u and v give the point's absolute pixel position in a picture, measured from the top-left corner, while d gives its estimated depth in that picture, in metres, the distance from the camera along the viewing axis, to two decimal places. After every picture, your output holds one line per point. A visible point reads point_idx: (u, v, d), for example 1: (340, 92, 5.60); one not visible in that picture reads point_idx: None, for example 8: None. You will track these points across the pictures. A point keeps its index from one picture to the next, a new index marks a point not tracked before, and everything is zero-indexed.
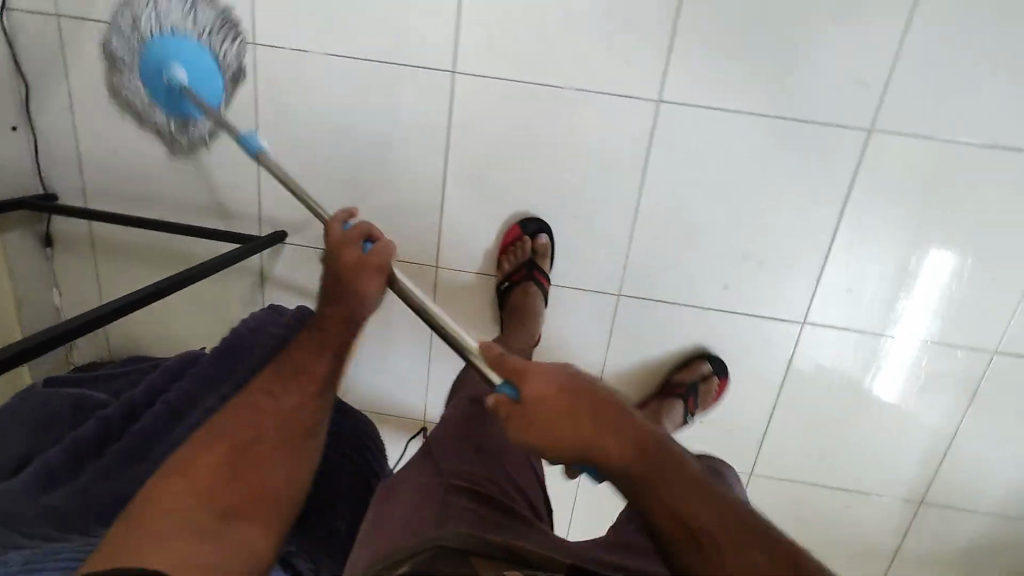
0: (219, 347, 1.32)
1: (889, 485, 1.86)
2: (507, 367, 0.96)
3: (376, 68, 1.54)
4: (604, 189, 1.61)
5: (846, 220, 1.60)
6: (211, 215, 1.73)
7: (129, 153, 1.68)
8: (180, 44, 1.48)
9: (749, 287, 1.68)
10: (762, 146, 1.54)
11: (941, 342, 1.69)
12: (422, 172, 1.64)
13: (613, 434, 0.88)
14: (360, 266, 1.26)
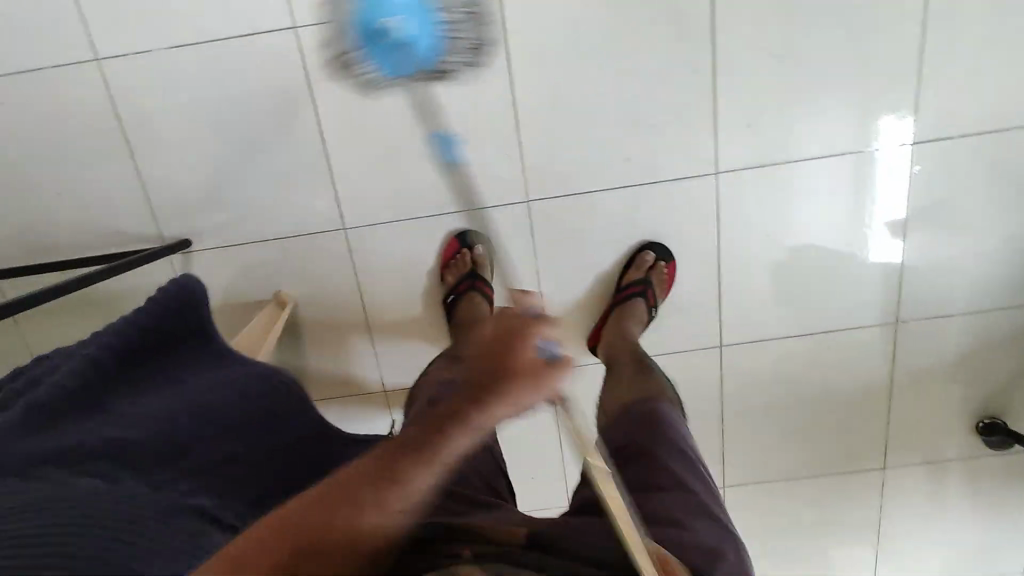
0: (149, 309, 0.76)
1: None
2: (516, 341, 0.56)
3: None
4: (748, 247, 1.15)
5: (992, 314, 1.19)
6: (136, 214, 1.11)
7: (95, 232, 1.12)
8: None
9: (903, 373, 1.23)
10: (952, 227, 1.13)
11: None
12: (488, 200, 1.10)
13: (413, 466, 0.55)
14: (531, 380, 0.56)
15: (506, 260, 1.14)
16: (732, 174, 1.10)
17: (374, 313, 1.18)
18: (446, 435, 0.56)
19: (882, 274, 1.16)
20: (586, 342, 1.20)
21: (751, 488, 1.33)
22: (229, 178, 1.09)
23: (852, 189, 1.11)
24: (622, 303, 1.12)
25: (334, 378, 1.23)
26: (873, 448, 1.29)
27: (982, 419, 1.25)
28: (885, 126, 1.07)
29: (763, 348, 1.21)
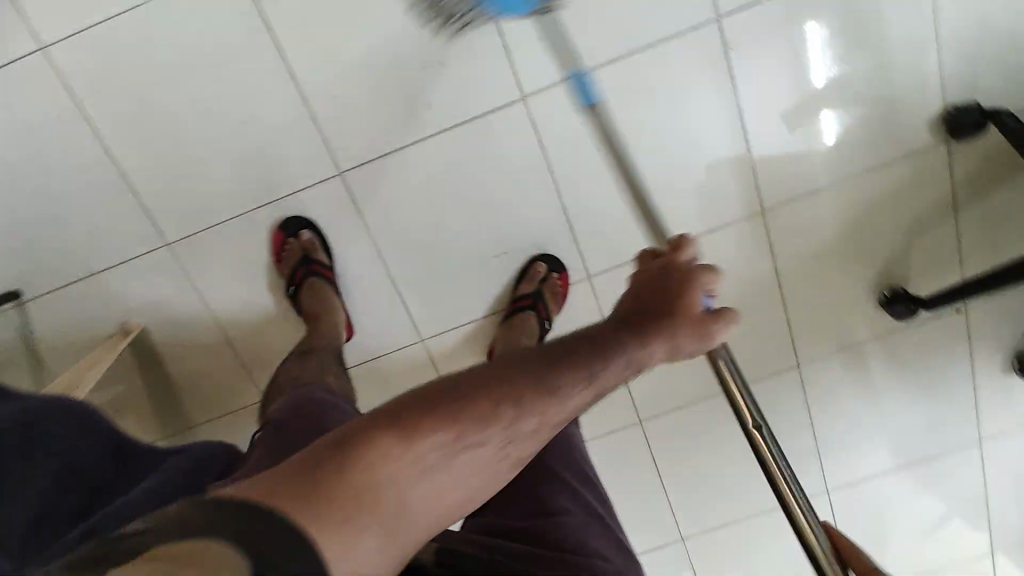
0: None
1: (979, 498, 1.31)
2: (669, 301, 0.68)
3: (213, 38, 0.98)
4: (584, 166, 1.08)
5: (860, 176, 1.11)
6: None
7: None
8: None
9: (788, 260, 1.16)
10: (788, 95, 1.07)
11: (1006, 372, 1.23)
12: (302, 179, 1.06)
13: (467, 420, 0.54)
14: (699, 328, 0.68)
15: (341, 237, 1.10)
16: (542, 95, 1.04)
17: (227, 323, 1.14)
18: (447, 399, 0.54)
19: (729, 163, 1.10)
20: (483, 352, 1.18)
21: (668, 417, 1.26)
22: (35, 219, 1.06)
23: (672, 80, 1.05)
24: (513, 314, 1.11)
25: (206, 397, 1.20)
26: (781, 347, 1.22)
27: (884, 291, 1.17)
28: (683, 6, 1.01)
29: (633, 268, 1.15)
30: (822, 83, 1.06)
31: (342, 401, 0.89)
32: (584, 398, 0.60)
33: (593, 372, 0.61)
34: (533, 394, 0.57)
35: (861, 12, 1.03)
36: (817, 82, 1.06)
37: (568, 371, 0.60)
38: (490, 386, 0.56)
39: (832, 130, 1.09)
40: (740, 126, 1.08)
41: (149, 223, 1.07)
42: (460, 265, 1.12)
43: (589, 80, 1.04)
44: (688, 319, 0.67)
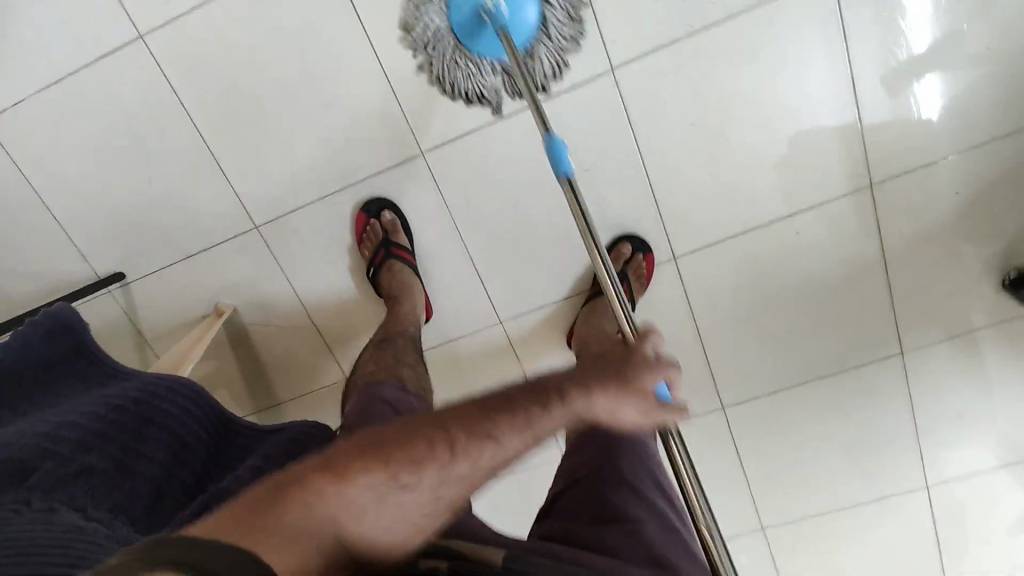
0: (31, 327, 0.78)
1: None
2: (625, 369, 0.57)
3: (298, 21, 0.97)
4: (673, 142, 1.02)
5: (986, 144, 1.00)
6: (71, 259, 1.15)
7: (38, 287, 1.18)
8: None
9: (896, 240, 1.07)
10: (907, 56, 0.96)
11: None
12: (383, 161, 1.05)
13: (411, 448, 0.53)
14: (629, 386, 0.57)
15: (422, 219, 1.10)
16: (633, 65, 0.98)
17: (311, 302, 1.17)
18: (501, 436, 0.55)
19: (836, 134, 1.01)
20: (562, 334, 1.15)
21: (753, 405, 1.20)
22: (136, 204, 1.11)
23: (774, 43, 0.96)
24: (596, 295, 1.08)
25: (292, 375, 1.24)
26: (882, 333, 1.13)
27: (1008, 274, 1.06)
28: None
29: (723, 249, 1.09)
30: (923, 49, 0.96)
31: (417, 408, 0.85)
32: (522, 442, 0.56)
33: (531, 415, 0.56)
34: (464, 438, 0.55)
35: None
36: (918, 48, 0.96)
37: (501, 421, 0.56)
38: (445, 417, 0.56)
39: (940, 96, 0.98)
40: (851, 94, 0.99)
41: (238, 206, 1.10)
42: (541, 247, 1.09)
43: (683, 47, 0.97)
44: (623, 385, 0.57)
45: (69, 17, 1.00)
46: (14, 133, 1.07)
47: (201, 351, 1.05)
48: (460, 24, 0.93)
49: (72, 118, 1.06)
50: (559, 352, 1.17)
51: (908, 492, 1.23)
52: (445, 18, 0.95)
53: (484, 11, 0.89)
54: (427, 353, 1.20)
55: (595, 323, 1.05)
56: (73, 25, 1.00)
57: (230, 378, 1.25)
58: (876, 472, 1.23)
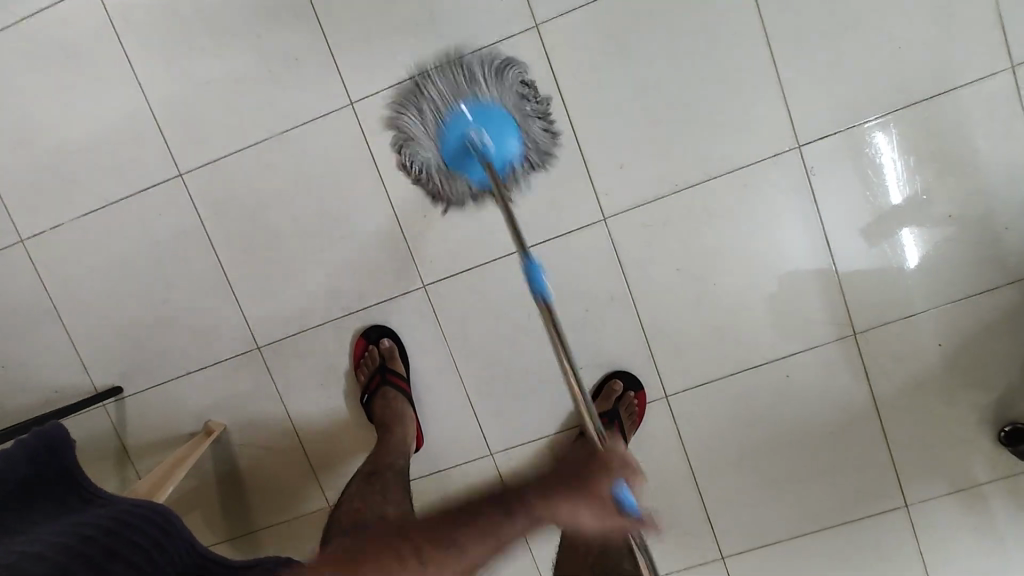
0: (13, 451, 0.79)
1: None
2: None
3: (322, 168, 1.09)
4: (663, 288, 1.08)
5: (962, 302, 1.05)
6: (75, 370, 1.17)
7: (36, 397, 1.19)
8: (479, 107, 1.00)
9: (885, 389, 1.08)
10: (877, 219, 1.05)
11: None
12: (388, 292, 1.11)
13: None
14: None
15: (419, 348, 1.13)
16: (623, 215, 1.06)
17: (302, 424, 1.16)
18: None
19: (815, 284, 1.07)
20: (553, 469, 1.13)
21: (755, 557, 1.14)
22: (147, 321, 1.15)
23: (751, 204, 1.05)
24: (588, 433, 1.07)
25: (274, 499, 1.20)
26: (883, 483, 1.10)
27: (1003, 428, 1.05)
28: (765, 136, 1.04)
29: (713, 390, 1.10)
30: (899, 201, 1.04)
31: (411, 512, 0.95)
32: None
33: None
34: None
35: (952, 142, 1.01)
36: (895, 200, 1.04)
37: None
38: None
39: (908, 252, 1.05)
40: (827, 249, 1.06)
41: (244, 327, 1.14)
42: (534, 380, 1.11)
43: (669, 202, 1.06)
44: None
45: (120, 155, 1.11)
46: (46, 251, 1.14)
47: (183, 469, 1.02)
48: (452, 157, 0.96)
49: (103, 240, 1.13)
50: None
51: None
52: (433, 152, 1.04)
53: (473, 143, 0.94)
54: (414, 483, 1.17)
55: None
56: (121, 162, 1.11)
57: (209, 500, 1.20)
58: None
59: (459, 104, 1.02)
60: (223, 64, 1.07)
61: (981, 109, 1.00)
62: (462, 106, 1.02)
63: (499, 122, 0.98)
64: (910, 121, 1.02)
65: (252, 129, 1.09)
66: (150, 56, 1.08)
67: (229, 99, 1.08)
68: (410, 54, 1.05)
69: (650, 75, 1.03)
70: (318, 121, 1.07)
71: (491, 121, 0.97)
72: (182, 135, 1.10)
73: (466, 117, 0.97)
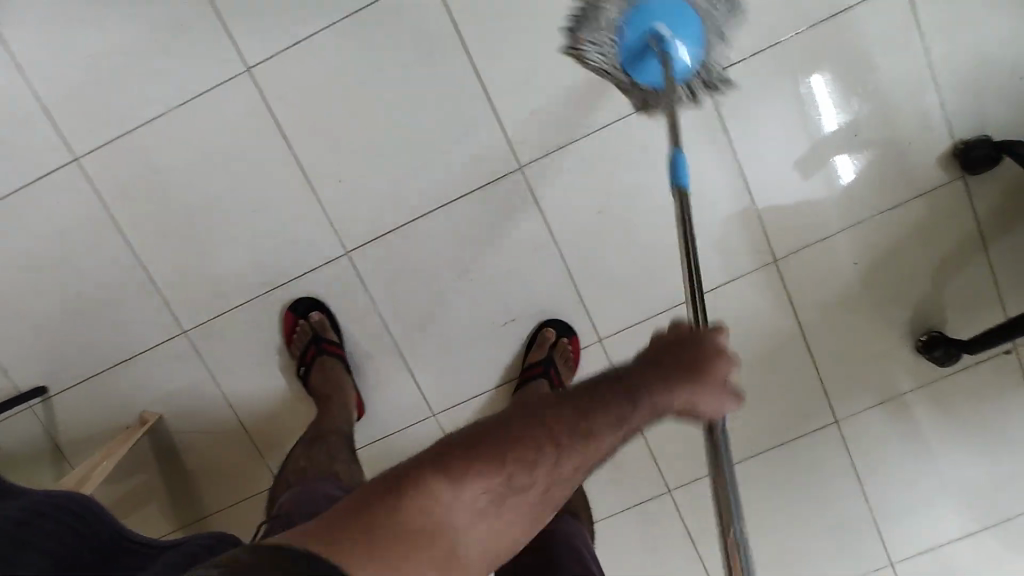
0: None
1: None
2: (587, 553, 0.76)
3: (227, 140, 1.05)
4: (586, 231, 1.08)
5: (875, 219, 1.07)
6: None
7: None
8: None
9: (808, 310, 1.11)
10: (788, 145, 1.06)
11: None
12: (311, 262, 1.09)
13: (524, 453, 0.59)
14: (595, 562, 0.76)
15: (350, 316, 1.11)
16: (539, 162, 1.06)
17: (240, 404, 1.15)
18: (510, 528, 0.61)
19: (734, 215, 1.08)
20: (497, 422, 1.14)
21: (701, 487, 1.17)
22: (63, 316, 1.11)
23: (666, 139, 1.05)
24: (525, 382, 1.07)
25: (222, 483, 1.18)
26: (814, 402, 1.14)
27: (921, 337, 1.10)
28: None
29: (644, 329, 1.12)
30: (834, 127, 1.05)
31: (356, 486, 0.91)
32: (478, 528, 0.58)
33: None
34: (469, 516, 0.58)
35: (854, 60, 1.03)
36: (830, 126, 1.05)
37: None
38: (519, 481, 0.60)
39: (847, 171, 1.06)
40: (743, 179, 1.07)
41: (166, 312, 1.11)
42: (468, 336, 1.11)
43: (584, 145, 1.05)
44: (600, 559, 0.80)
45: (8, 142, 1.05)
46: None
47: (115, 459, 1.01)
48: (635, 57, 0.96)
49: (3, 235, 1.08)
50: None
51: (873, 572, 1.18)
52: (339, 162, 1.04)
53: (659, 40, 0.93)
54: (360, 452, 1.17)
55: None
56: (11, 150, 1.05)
57: (156, 491, 1.18)
58: (839, 549, 1.18)
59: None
60: (106, 36, 1.02)
61: (878, 27, 1.02)
62: None
63: (682, 15, 0.93)
64: (811, 44, 1.02)
65: (148, 105, 1.04)
66: (25, 33, 1.02)
67: (120, 74, 1.03)
68: (303, 11, 1.01)
69: (551, 14, 1.01)
70: (215, 90, 1.03)
71: (663, 11, 0.92)
72: (73, 115, 1.04)
73: (657, 6, 0.92)
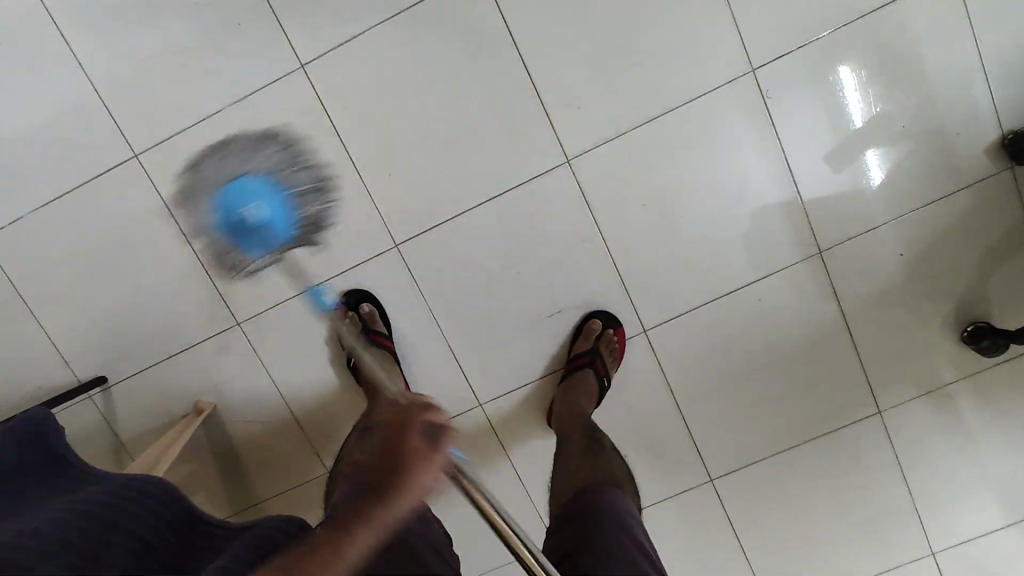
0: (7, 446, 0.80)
1: None
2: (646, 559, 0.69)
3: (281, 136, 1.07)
4: (631, 223, 1.09)
5: (920, 210, 1.08)
6: (55, 363, 1.17)
7: (21, 394, 1.18)
8: (237, 186, 0.93)
9: (852, 300, 1.11)
10: (833, 137, 1.06)
11: None
12: (361, 255, 1.12)
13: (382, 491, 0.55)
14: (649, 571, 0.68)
15: (399, 307, 1.14)
16: (585, 156, 1.07)
17: (291, 394, 1.18)
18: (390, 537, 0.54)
19: (778, 207, 1.09)
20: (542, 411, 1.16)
21: (742, 476, 1.19)
22: (121, 308, 1.14)
23: (712, 131, 1.06)
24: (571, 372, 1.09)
25: (273, 470, 1.22)
26: (857, 391, 1.15)
27: (966, 328, 1.10)
28: (719, 62, 1.04)
29: (688, 320, 1.13)
30: (860, 123, 1.06)
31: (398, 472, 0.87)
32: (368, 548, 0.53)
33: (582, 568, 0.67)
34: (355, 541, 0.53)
35: (901, 51, 1.03)
36: (856, 122, 1.06)
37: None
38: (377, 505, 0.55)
39: (875, 167, 1.07)
40: (788, 171, 1.08)
41: (220, 304, 1.14)
42: (514, 327, 1.13)
43: (630, 138, 1.07)
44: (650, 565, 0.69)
45: (71, 139, 1.08)
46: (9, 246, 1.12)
47: (176, 447, 1.05)
48: (228, 228, 0.93)
49: (64, 229, 1.12)
50: (540, 430, 1.17)
51: (914, 561, 1.19)
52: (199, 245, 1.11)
53: (243, 220, 0.92)
54: None
55: (571, 397, 1.06)
56: (73, 147, 1.09)
57: (209, 479, 1.22)
58: (881, 538, 1.19)
59: (222, 190, 0.93)
60: (164, 36, 1.05)
61: (926, 18, 1.02)
62: (223, 190, 0.93)
63: (255, 196, 0.92)
64: (858, 36, 1.03)
65: (204, 102, 1.07)
66: (87, 33, 1.05)
67: (178, 72, 1.06)
68: (354, 8, 1.03)
69: (597, 9, 1.03)
70: (270, 87, 1.06)
71: (246, 194, 0.92)
72: (132, 113, 1.07)
73: (232, 193, 0.92)
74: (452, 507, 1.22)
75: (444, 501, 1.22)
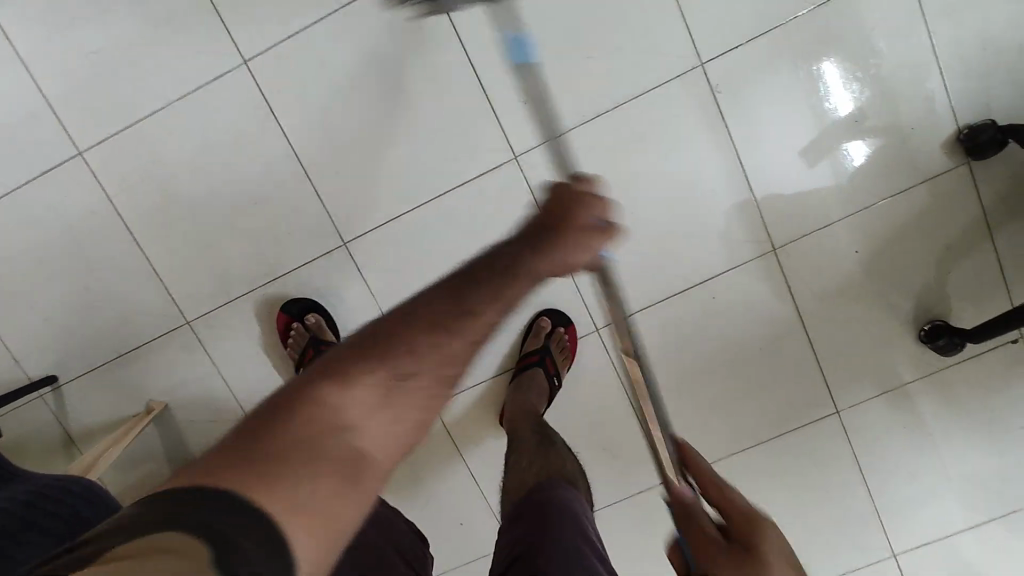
0: None
1: None
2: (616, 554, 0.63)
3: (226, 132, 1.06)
4: None
5: (875, 206, 1.06)
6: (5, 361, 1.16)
7: None
8: None
9: (808, 299, 1.09)
10: (786, 132, 1.04)
11: None
12: (309, 253, 1.10)
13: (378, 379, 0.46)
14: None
15: (349, 306, 1.13)
16: (533, 152, 1.06)
17: (242, 393, 1.17)
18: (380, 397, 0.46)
19: (732, 205, 1.07)
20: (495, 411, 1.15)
21: None
22: (71, 306, 1.14)
23: (662, 126, 1.04)
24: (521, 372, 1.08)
25: None
26: (814, 391, 1.13)
27: (924, 327, 1.08)
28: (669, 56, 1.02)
29: (640, 320, 1.11)
30: (848, 109, 1.03)
31: None
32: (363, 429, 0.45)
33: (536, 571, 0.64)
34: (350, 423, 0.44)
35: (854, 44, 1.01)
36: (843, 110, 1.03)
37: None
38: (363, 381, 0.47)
39: (860, 154, 1.04)
40: (741, 167, 1.06)
41: (170, 302, 1.13)
42: None
43: (579, 135, 1.05)
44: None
45: (14, 136, 1.07)
46: None
47: (120, 448, 1.04)
48: None
49: (11, 226, 1.11)
50: (493, 430, 1.16)
51: (874, 563, 1.17)
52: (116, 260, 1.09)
53: None
54: None
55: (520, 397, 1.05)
56: (17, 143, 1.08)
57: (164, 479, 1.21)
58: (840, 540, 1.17)
59: None
60: (106, 31, 1.03)
61: (878, 10, 1.00)
62: None
63: None
64: (810, 28, 1.01)
65: (148, 98, 1.05)
66: (28, 29, 1.04)
67: (121, 67, 1.05)
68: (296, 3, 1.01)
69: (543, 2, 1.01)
70: (214, 82, 1.04)
71: None
72: (76, 109, 1.06)
73: None
74: (407, 508, 1.21)
75: (399, 502, 1.21)
